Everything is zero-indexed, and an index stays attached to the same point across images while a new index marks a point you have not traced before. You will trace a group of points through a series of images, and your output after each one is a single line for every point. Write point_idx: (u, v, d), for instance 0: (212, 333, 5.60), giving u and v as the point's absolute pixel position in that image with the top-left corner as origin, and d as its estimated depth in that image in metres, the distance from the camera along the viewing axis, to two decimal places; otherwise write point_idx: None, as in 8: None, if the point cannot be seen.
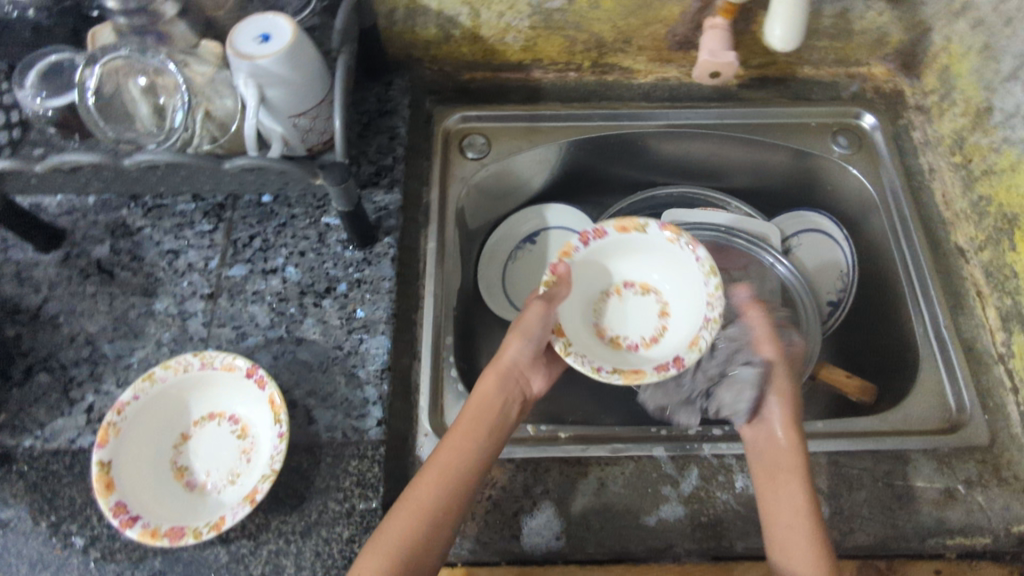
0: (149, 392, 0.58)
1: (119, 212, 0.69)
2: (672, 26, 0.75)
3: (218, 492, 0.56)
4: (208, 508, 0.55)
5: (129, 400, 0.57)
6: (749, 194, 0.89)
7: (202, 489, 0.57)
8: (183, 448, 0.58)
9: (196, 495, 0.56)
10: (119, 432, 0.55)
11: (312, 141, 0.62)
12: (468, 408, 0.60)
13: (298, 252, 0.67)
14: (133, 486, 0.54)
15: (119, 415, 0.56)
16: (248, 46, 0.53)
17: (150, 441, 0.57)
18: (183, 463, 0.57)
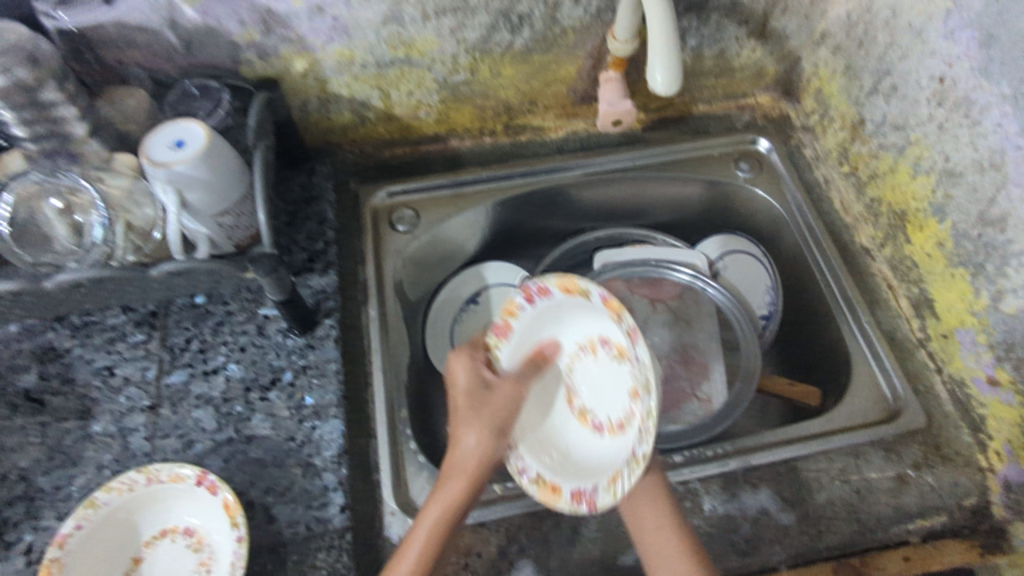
0: (93, 519, 0.55)
1: (45, 336, 0.67)
2: (571, 84, 0.80)
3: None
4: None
5: (71, 531, 0.54)
6: (672, 228, 0.94)
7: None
8: (137, 573, 0.56)
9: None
10: (64, 565, 0.53)
11: (240, 237, 0.62)
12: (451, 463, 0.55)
13: (239, 347, 0.67)
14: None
15: (63, 548, 0.53)
16: (162, 153, 0.54)
17: (100, 571, 0.54)
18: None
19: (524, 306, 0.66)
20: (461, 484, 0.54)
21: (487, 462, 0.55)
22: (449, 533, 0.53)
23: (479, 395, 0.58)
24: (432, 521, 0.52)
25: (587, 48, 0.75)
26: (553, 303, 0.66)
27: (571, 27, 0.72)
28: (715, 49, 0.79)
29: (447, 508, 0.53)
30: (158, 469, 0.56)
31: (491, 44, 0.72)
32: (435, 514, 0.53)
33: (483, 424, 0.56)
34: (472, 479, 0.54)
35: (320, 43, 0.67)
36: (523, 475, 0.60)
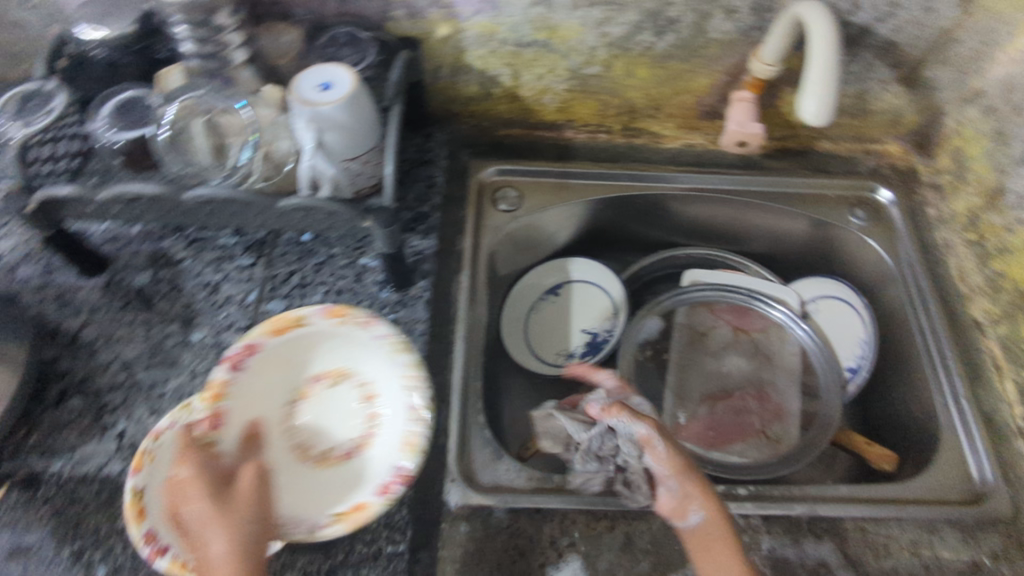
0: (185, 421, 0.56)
1: (162, 243, 0.71)
2: (700, 97, 0.79)
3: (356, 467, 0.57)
4: (334, 482, 0.57)
5: (165, 427, 0.54)
6: (767, 261, 0.92)
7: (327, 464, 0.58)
8: None
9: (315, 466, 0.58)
10: (216, 412, 0.56)
11: (361, 185, 0.64)
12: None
13: (335, 290, 0.69)
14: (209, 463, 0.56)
15: (233, 373, 0.58)
16: (310, 93, 0.57)
17: None
18: (308, 447, 0.59)
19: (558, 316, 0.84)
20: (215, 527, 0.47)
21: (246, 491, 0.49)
22: None
23: (230, 495, 0.49)
24: None
25: (726, 64, 0.74)
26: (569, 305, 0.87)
27: (716, 40, 0.71)
28: (857, 87, 0.77)
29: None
30: (265, 326, 0.59)
31: (632, 43, 0.72)
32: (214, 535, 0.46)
33: (222, 519, 0.47)
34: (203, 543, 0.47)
35: (469, 13, 0.69)
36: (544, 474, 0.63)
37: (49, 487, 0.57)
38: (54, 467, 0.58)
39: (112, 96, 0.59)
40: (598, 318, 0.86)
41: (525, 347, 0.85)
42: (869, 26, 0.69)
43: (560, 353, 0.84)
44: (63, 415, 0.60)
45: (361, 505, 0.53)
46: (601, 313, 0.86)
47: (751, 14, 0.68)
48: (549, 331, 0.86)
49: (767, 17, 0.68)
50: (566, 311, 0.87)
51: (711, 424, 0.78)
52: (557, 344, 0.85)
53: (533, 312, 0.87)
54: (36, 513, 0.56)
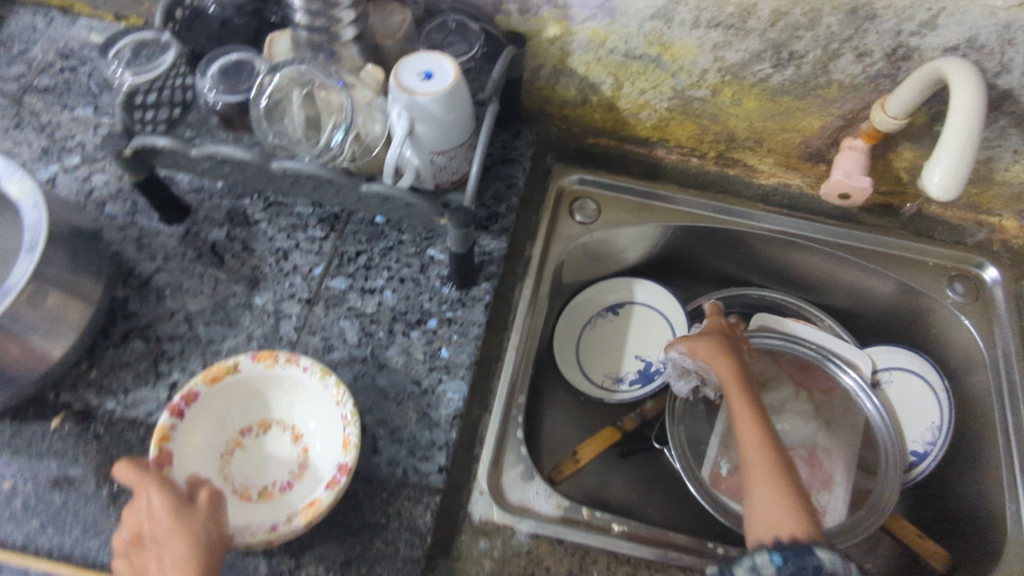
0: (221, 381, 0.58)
1: (241, 201, 0.72)
2: (808, 137, 0.74)
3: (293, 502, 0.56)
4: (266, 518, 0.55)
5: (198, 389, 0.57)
6: (843, 317, 0.87)
7: (264, 501, 0.56)
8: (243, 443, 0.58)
9: (259, 504, 0.56)
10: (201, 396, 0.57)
11: (443, 179, 0.63)
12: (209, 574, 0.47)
13: (398, 278, 0.69)
14: (183, 453, 0.55)
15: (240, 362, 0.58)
16: (411, 80, 0.55)
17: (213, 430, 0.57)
18: (246, 482, 0.57)
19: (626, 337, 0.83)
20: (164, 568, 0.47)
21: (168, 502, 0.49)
22: None
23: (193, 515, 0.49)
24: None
25: (844, 109, 0.69)
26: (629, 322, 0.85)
27: (839, 82, 0.66)
28: (984, 154, 0.70)
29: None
30: (307, 358, 0.58)
31: (747, 72, 0.68)
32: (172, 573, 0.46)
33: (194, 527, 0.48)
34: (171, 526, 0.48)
35: (582, 17, 0.66)
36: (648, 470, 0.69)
37: (100, 423, 0.59)
38: (108, 405, 0.60)
39: (217, 57, 0.58)
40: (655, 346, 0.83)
41: (576, 365, 0.82)
42: (1016, 92, 0.62)
43: (609, 375, 0.82)
44: (123, 356, 0.62)
45: (314, 500, 0.53)
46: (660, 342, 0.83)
47: (885, 61, 0.63)
48: (602, 351, 0.83)
49: (902, 66, 0.63)
50: (622, 333, 0.84)
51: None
52: (607, 365, 0.83)
53: (588, 328, 0.84)
54: (85, 446, 0.58)
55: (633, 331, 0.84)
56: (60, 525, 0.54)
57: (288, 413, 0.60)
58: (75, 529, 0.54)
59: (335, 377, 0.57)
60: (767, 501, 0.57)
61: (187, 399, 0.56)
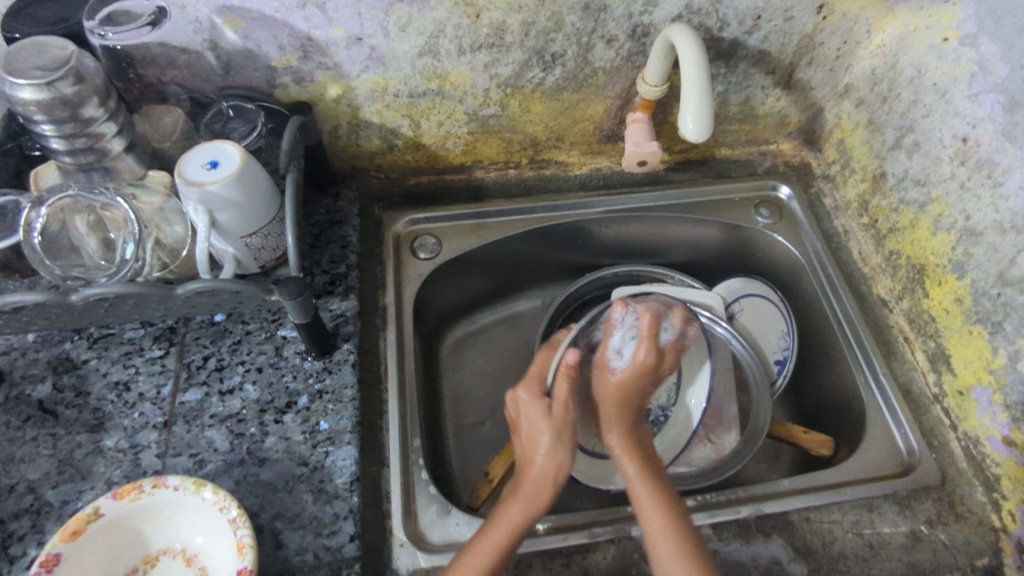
0: (89, 529, 0.52)
1: (62, 347, 0.66)
2: (599, 122, 0.81)
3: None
4: None
5: (59, 550, 0.50)
6: (689, 268, 0.94)
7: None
8: None
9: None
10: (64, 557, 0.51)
11: (265, 258, 0.63)
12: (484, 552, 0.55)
13: (255, 368, 0.66)
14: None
15: (101, 506, 0.52)
16: (196, 173, 0.55)
17: None
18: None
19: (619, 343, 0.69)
20: (517, 500, 0.58)
21: (561, 470, 0.61)
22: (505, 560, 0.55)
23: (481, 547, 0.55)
24: (513, 526, 0.56)
25: (617, 90, 0.77)
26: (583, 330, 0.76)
27: (602, 69, 0.73)
28: (742, 96, 0.81)
29: (510, 532, 0.56)
30: (174, 476, 0.54)
31: (523, 80, 0.73)
32: (518, 514, 0.57)
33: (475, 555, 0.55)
34: (541, 483, 0.60)
35: (356, 71, 0.68)
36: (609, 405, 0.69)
37: None
38: None
39: None
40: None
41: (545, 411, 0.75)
42: (740, 39, 0.73)
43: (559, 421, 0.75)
44: None
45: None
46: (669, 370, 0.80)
47: (630, 41, 0.71)
48: None
49: (646, 41, 0.71)
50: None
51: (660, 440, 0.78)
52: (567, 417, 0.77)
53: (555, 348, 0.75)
54: None
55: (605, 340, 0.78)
56: None
57: (173, 536, 0.54)
58: None
59: (210, 484, 0.54)
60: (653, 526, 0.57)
61: (48, 566, 0.49)
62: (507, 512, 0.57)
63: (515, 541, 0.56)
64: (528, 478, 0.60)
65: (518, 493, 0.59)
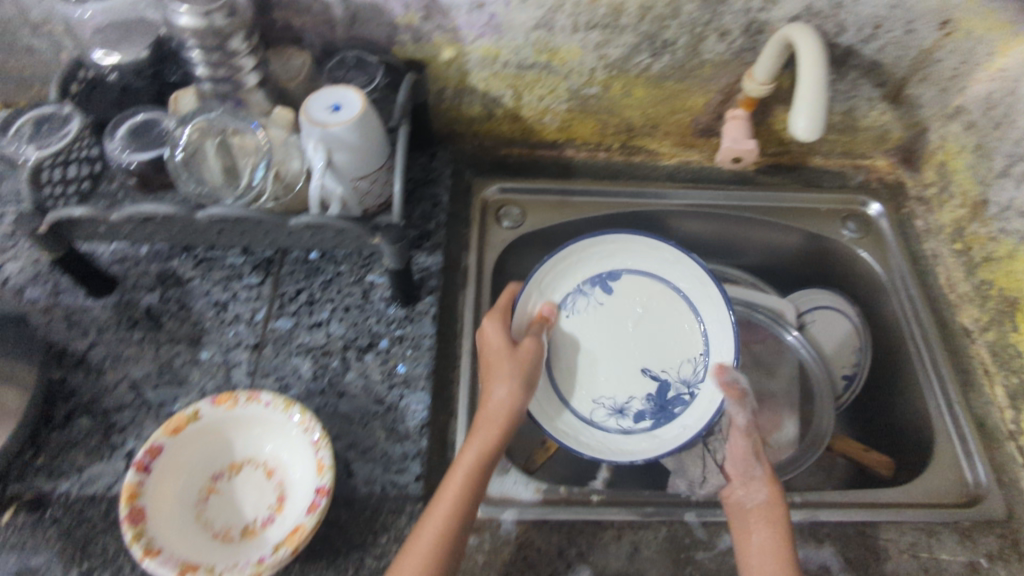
0: (189, 429, 0.56)
1: (170, 262, 0.71)
2: (696, 115, 0.82)
3: (281, 529, 0.54)
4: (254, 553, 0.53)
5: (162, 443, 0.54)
6: (761, 271, 0.95)
7: (248, 538, 0.54)
8: (218, 488, 0.56)
9: (243, 543, 0.54)
10: (165, 449, 0.55)
11: (369, 202, 0.65)
12: (458, 468, 0.58)
13: (343, 307, 0.70)
14: (159, 510, 0.53)
15: (200, 409, 0.56)
16: (320, 113, 0.58)
17: (182, 481, 0.55)
18: (226, 524, 0.54)
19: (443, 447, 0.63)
20: (477, 441, 0.60)
21: (516, 408, 0.62)
22: (468, 501, 0.56)
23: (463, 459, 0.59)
24: (471, 462, 0.58)
25: (721, 84, 0.77)
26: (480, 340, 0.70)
27: (710, 62, 0.74)
28: (845, 106, 0.80)
29: (471, 465, 0.58)
30: (268, 393, 0.57)
31: (630, 64, 0.74)
32: (478, 450, 0.59)
33: (460, 465, 0.58)
34: (501, 428, 0.61)
35: (472, 37, 0.71)
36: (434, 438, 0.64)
37: (57, 507, 0.57)
38: (62, 487, 0.58)
39: (123, 121, 0.61)
40: (653, 355, 0.76)
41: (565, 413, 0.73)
42: (856, 47, 0.72)
43: (591, 404, 0.74)
44: (72, 435, 0.60)
45: (297, 527, 0.52)
46: (657, 350, 0.76)
47: (743, 36, 0.71)
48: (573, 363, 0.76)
49: (758, 38, 0.71)
50: (615, 325, 0.77)
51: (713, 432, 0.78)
52: (601, 383, 0.75)
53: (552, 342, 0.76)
54: (45, 533, 0.56)
55: (609, 332, 0.77)
56: None
57: (256, 448, 0.58)
58: None
59: (299, 405, 0.57)
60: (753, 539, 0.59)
61: (152, 454, 0.54)
62: (466, 452, 0.59)
63: (477, 478, 0.58)
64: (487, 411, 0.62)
65: (477, 431, 0.61)
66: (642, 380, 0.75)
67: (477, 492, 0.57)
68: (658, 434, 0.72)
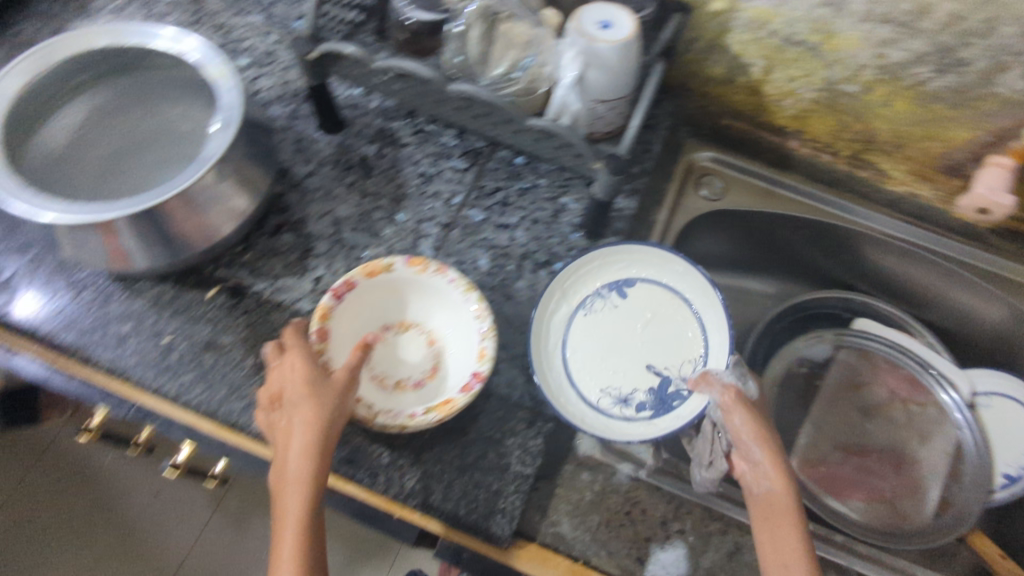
0: (381, 278, 0.61)
1: (392, 123, 0.75)
2: (951, 149, 0.73)
3: (429, 395, 0.58)
4: (402, 405, 0.58)
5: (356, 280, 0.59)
6: (946, 337, 0.86)
7: (400, 391, 0.59)
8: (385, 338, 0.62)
9: (394, 394, 0.58)
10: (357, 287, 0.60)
11: (597, 128, 0.65)
12: (288, 495, 0.48)
13: (532, 218, 0.71)
14: (337, 338, 0.58)
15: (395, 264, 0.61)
16: (590, 27, 0.58)
17: (360, 320, 0.61)
18: (384, 372, 0.59)
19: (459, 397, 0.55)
20: (293, 456, 0.49)
21: (328, 439, 0.50)
22: (313, 533, 0.48)
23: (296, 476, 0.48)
24: (301, 492, 0.48)
25: (997, 124, 0.68)
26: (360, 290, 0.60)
27: (997, 97, 0.66)
28: None
29: (301, 490, 0.48)
30: (455, 270, 0.60)
31: (906, 73, 0.68)
32: (301, 472, 0.48)
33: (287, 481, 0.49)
34: (316, 453, 0.49)
35: None
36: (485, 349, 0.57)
37: (251, 301, 0.64)
38: (258, 286, 0.64)
39: None
40: (659, 352, 0.66)
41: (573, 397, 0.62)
42: None
43: (598, 392, 0.63)
44: (276, 245, 0.67)
45: (448, 399, 0.56)
46: (675, 349, 0.66)
47: None
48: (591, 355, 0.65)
49: None
50: (627, 324, 0.67)
51: (840, 475, 0.74)
52: (603, 373, 0.65)
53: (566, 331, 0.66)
54: (235, 319, 0.63)
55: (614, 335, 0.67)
56: (210, 383, 0.60)
57: (426, 315, 0.63)
58: (223, 389, 0.59)
59: (479, 292, 0.59)
60: (781, 536, 0.50)
61: (347, 286, 0.59)
62: (290, 470, 0.49)
63: (314, 517, 0.48)
64: (295, 443, 0.49)
65: (295, 419, 0.50)
66: (646, 376, 0.64)
67: (311, 551, 0.48)
68: (659, 424, 0.61)
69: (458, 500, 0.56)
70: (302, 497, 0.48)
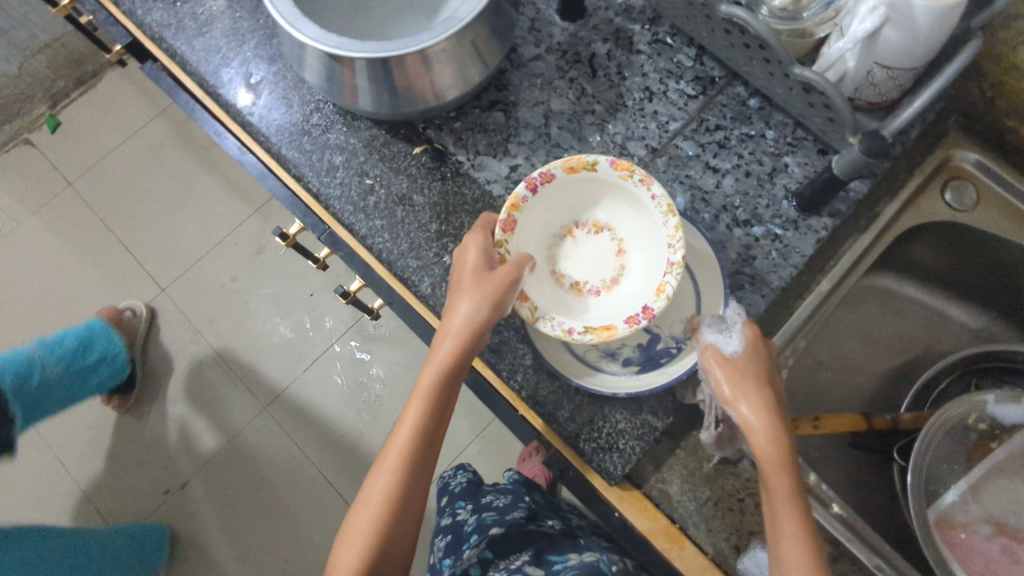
0: (581, 175, 0.59)
1: (632, 24, 0.70)
2: None
3: (602, 306, 0.59)
4: (574, 308, 0.59)
5: (554, 176, 0.57)
6: None
7: (574, 294, 0.60)
8: (574, 235, 0.62)
9: (568, 295, 0.60)
10: (555, 180, 0.58)
11: (865, 93, 0.57)
12: (431, 358, 0.54)
13: (745, 170, 0.65)
14: (527, 225, 0.59)
15: (601, 166, 0.57)
16: None
17: (556, 211, 0.61)
18: (565, 270, 0.61)
19: (620, 328, 0.54)
20: (445, 332, 0.53)
21: (478, 328, 0.53)
22: (442, 397, 0.54)
23: (440, 345, 0.53)
24: (439, 362, 0.53)
25: None
26: (549, 189, 0.59)
27: None
28: None
29: (443, 361, 0.53)
30: (658, 188, 0.56)
31: None
32: (447, 347, 0.53)
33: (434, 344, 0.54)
34: (462, 337, 0.53)
35: None
36: (666, 287, 0.54)
37: (448, 169, 0.66)
38: (459, 156, 0.66)
39: None
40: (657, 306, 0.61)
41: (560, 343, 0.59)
42: None
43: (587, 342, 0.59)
44: (485, 121, 0.67)
45: (610, 326, 0.54)
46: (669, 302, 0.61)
47: None
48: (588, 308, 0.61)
49: None
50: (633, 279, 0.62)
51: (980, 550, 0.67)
52: None
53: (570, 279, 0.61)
54: (431, 181, 0.65)
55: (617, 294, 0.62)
56: (394, 234, 0.64)
57: (620, 223, 0.62)
58: (403, 244, 0.63)
59: (676, 221, 0.55)
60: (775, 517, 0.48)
61: (544, 179, 0.57)
62: (439, 339, 0.53)
63: (445, 386, 0.54)
64: (450, 320, 0.53)
65: (454, 299, 0.54)
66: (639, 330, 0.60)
67: (438, 409, 0.54)
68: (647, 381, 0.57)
69: (581, 426, 0.57)
70: (442, 365, 0.53)
